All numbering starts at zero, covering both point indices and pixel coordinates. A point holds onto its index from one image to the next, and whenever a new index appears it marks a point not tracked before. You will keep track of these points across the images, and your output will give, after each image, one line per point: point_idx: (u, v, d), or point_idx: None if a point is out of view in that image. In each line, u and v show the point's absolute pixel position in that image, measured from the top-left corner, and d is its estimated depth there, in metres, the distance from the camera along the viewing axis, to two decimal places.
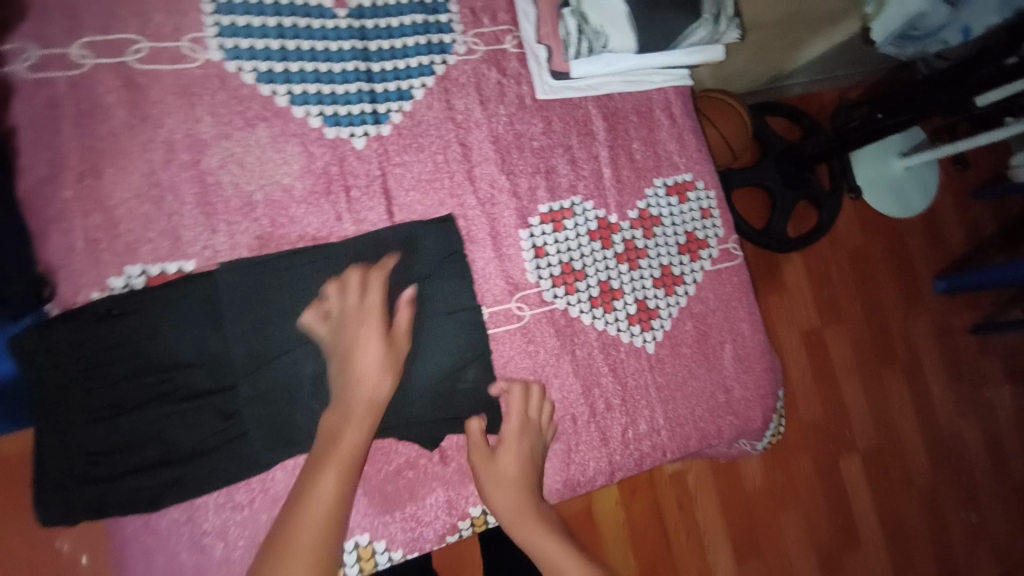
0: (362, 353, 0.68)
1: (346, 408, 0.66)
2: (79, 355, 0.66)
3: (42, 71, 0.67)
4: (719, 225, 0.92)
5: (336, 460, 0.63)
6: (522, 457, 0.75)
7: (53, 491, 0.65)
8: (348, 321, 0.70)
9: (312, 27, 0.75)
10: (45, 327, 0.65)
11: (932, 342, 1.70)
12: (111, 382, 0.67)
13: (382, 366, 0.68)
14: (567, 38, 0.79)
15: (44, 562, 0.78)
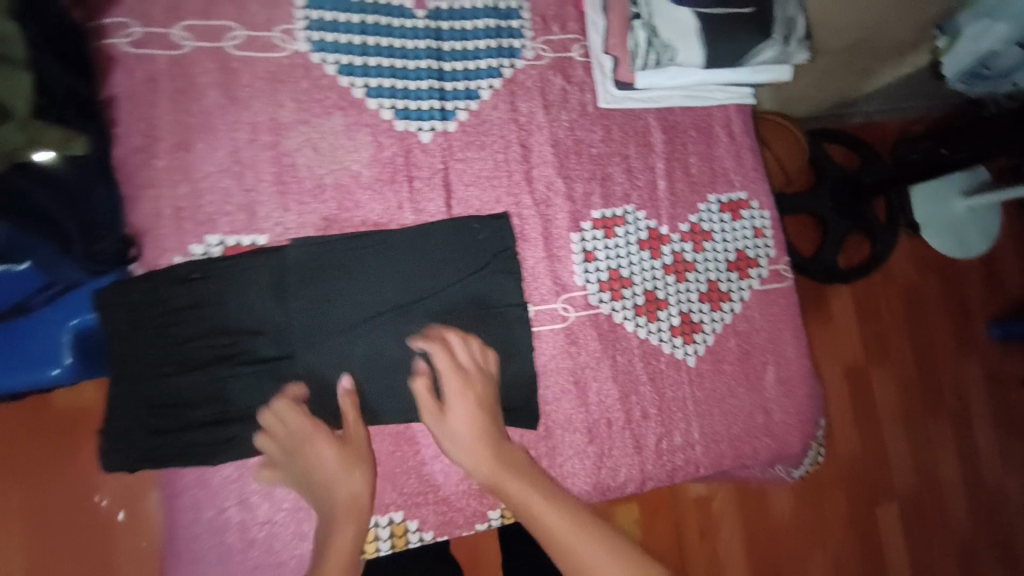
0: (320, 475, 0.69)
1: (328, 522, 0.68)
2: (157, 314, 0.71)
3: (144, 48, 0.73)
4: (770, 245, 0.92)
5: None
6: (472, 408, 0.72)
7: (121, 437, 0.71)
8: (290, 451, 0.70)
9: (391, 26, 0.80)
10: (130, 283, 0.71)
11: (983, 391, 1.63)
12: (181, 340, 0.72)
13: (345, 467, 0.69)
14: (635, 50, 0.80)
15: (82, 514, 0.99)
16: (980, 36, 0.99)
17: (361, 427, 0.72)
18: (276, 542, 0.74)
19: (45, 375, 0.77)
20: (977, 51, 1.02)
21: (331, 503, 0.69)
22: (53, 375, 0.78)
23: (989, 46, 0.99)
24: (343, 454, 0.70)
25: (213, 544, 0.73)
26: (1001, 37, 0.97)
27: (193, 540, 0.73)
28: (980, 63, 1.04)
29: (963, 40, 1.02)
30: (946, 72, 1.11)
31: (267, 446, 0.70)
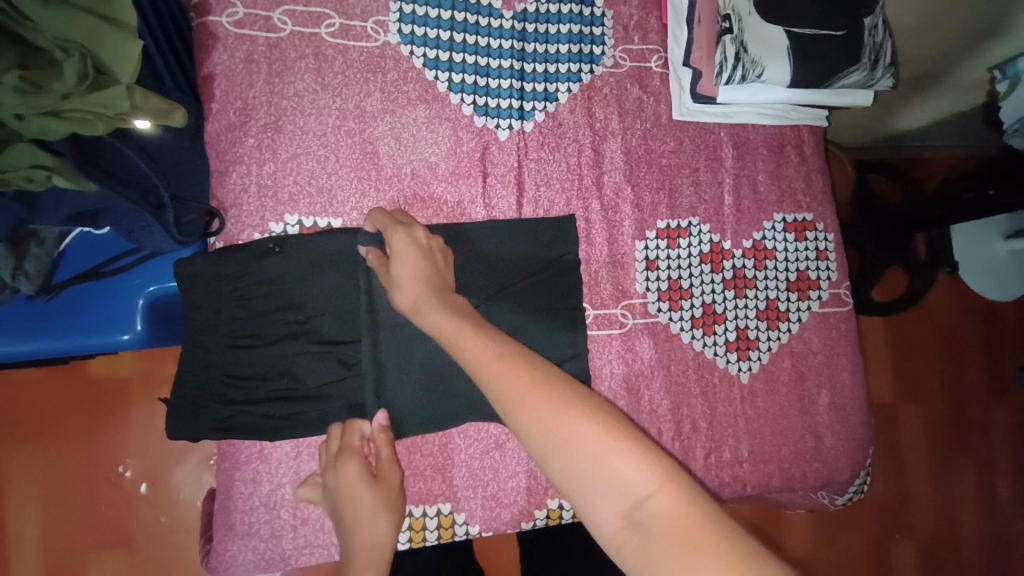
0: (347, 510, 0.69)
1: (347, 559, 0.69)
2: (232, 285, 0.72)
3: (244, 28, 0.75)
4: (832, 269, 0.91)
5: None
6: (411, 257, 0.68)
7: (189, 404, 0.72)
8: (327, 469, 0.72)
9: (479, 24, 0.82)
10: (217, 254, 0.71)
11: (1012, 439, 1.59)
12: (256, 314, 0.74)
13: (373, 506, 0.70)
14: (722, 63, 0.77)
15: (110, 483, 1.05)
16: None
17: (393, 468, 0.73)
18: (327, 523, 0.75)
19: (110, 341, 0.77)
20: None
21: (353, 542, 0.69)
22: (119, 342, 0.78)
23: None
24: (371, 489, 0.70)
25: (268, 519, 0.74)
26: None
27: (248, 513, 0.73)
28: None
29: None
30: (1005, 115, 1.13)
31: (322, 460, 0.74)
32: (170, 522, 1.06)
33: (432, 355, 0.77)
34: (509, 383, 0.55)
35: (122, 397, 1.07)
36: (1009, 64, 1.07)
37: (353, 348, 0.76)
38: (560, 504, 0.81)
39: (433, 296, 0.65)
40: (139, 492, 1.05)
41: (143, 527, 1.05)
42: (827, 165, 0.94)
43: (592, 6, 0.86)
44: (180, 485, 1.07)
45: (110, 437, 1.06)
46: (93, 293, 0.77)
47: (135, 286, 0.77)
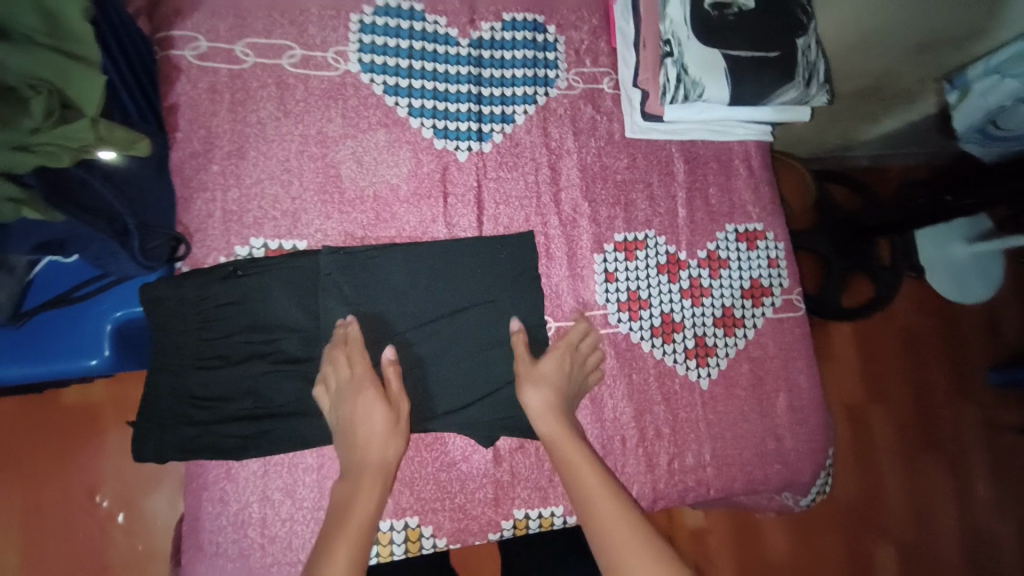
0: (364, 426, 0.69)
1: (355, 476, 0.68)
2: (199, 309, 0.74)
3: (207, 60, 0.78)
4: (784, 275, 0.95)
5: (352, 531, 0.62)
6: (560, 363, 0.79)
7: (154, 427, 0.73)
8: (347, 385, 0.72)
9: (437, 52, 0.86)
10: (179, 278, 0.73)
11: (981, 438, 1.63)
12: (220, 335, 0.75)
13: (387, 427, 0.70)
14: (666, 85, 0.83)
15: (86, 513, 1.04)
16: (988, 91, 1.03)
17: (405, 399, 0.74)
18: (295, 540, 0.75)
19: (77, 366, 0.78)
20: (988, 105, 1.05)
21: (362, 463, 0.68)
22: (87, 367, 0.78)
23: (997, 101, 1.02)
24: (388, 412, 0.71)
25: (235, 538, 0.74)
26: (1010, 93, 0.99)
27: (217, 533, 0.74)
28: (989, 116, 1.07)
29: (972, 95, 1.06)
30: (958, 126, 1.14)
31: (336, 373, 0.73)
32: (148, 549, 1.05)
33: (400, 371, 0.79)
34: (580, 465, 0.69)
35: (97, 423, 1.07)
36: (957, 76, 1.09)
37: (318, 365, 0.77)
38: (527, 513, 0.81)
39: (562, 400, 0.76)
40: (116, 521, 1.04)
41: (120, 556, 1.04)
42: (776, 177, 0.98)
43: (545, 33, 0.91)
44: (156, 511, 1.06)
45: (83, 463, 1.05)
46: (61, 319, 0.78)
47: (103, 310, 0.78)
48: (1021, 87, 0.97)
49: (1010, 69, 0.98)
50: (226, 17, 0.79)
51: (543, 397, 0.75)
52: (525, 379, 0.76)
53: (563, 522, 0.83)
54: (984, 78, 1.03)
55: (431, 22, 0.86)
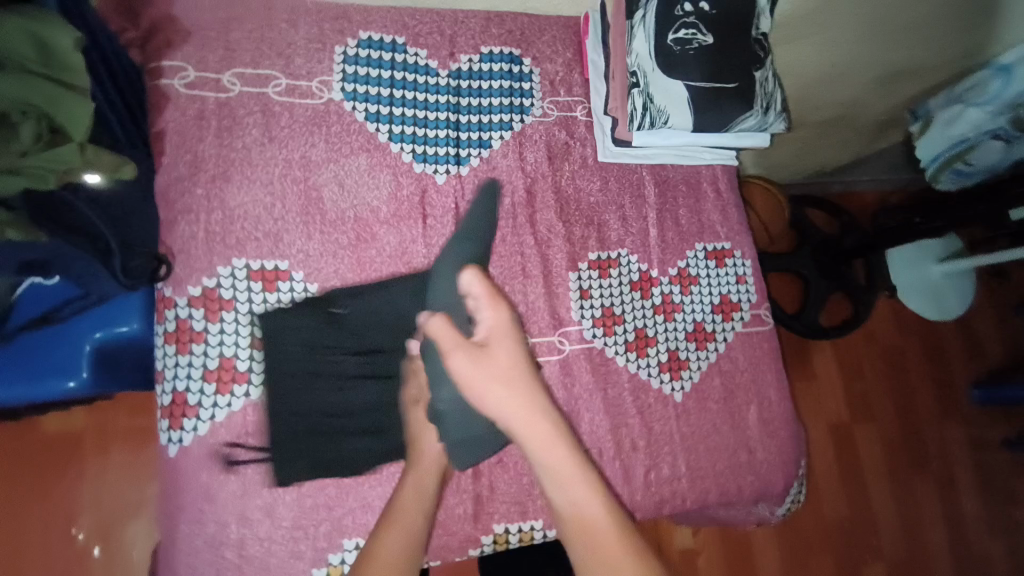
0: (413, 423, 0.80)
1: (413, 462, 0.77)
2: (304, 338, 0.79)
3: (195, 89, 0.82)
4: (752, 292, 0.99)
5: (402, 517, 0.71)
6: (510, 353, 0.78)
7: (292, 448, 0.77)
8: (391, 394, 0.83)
9: (417, 82, 0.90)
10: (290, 308, 0.80)
11: (964, 454, 1.66)
12: (339, 357, 0.81)
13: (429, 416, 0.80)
14: (633, 112, 0.87)
15: (64, 542, 1.07)
16: (952, 120, 1.13)
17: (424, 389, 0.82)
18: (272, 560, 0.75)
19: (56, 388, 0.78)
20: (950, 136, 1.15)
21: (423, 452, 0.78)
22: (66, 389, 0.79)
23: (961, 131, 1.12)
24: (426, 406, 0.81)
25: (212, 559, 0.74)
26: (973, 122, 1.10)
27: (193, 553, 0.74)
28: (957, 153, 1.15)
29: (937, 123, 1.17)
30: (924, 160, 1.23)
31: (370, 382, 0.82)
32: None
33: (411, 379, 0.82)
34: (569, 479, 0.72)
35: (77, 454, 1.11)
36: (919, 107, 1.23)
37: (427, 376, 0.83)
38: (506, 528, 0.82)
39: (536, 400, 0.76)
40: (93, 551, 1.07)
41: None
42: (742, 199, 1.03)
43: (521, 64, 0.96)
44: (134, 541, 1.10)
45: (64, 494, 1.09)
46: (43, 342, 0.79)
47: (82, 333, 0.79)
48: (982, 117, 1.08)
49: (973, 99, 1.09)
50: (215, 48, 0.83)
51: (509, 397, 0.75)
52: (482, 378, 0.75)
53: (542, 536, 0.84)
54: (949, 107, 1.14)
55: (411, 54, 0.91)
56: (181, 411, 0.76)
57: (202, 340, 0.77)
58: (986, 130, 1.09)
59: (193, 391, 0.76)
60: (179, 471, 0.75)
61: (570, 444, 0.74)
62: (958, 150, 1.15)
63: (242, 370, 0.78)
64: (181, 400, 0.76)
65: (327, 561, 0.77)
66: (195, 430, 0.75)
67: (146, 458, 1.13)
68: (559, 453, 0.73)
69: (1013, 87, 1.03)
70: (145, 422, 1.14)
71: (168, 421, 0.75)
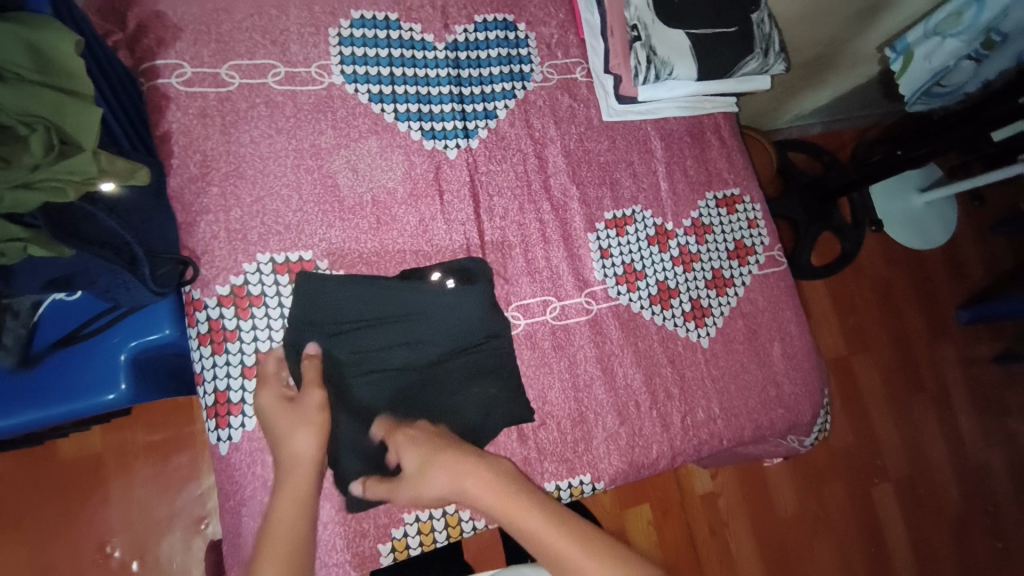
0: (278, 443, 0.69)
1: (281, 485, 0.67)
2: (337, 356, 0.76)
3: (194, 86, 0.80)
4: (764, 235, 1.02)
5: (281, 548, 0.62)
6: (429, 443, 0.71)
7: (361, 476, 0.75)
8: (271, 424, 0.71)
9: (416, 58, 0.89)
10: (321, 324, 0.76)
11: (959, 372, 1.75)
12: (384, 369, 0.78)
13: (304, 429, 0.70)
14: (637, 67, 0.87)
15: (102, 563, 1.08)
16: (931, 53, 1.17)
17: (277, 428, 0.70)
18: (338, 542, 0.76)
19: (95, 402, 0.78)
20: (931, 67, 1.19)
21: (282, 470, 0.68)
22: (105, 402, 0.78)
23: (942, 61, 1.17)
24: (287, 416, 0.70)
25: None
26: (951, 52, 1.14)
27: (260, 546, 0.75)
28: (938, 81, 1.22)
29: (916, 59, 1.19)
30: (905, 91, 1.28)
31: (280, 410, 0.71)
32: None
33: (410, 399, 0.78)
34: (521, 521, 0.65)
35: (99, 476, 1.11)
36: (898, 41, 1.21)
37: (469, 371, 0.81)
38: (557, 485, 0.84)
39: (470, 467, 0.69)
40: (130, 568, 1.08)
41: None
42: (744, 145, 1.05)
43: (516, 30, 0.95)
44: (171, 554, 1.11)
45: (90, 516, 1.10)
46: (73, 358, 0.78)
47: (114, 344, 0.78)
48: (960, 46, 1.13)
49: (950, 31, 1.11)
50: (208, 42, 0.81)
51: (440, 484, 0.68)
52: (412, 478, 0.69)
53: (592, 488, 0.86)
54: (927, 41, 1.16)
55: (406, 29, 0.90)
56: (226, 409, 0.76)
57: (236, 338, 0.77)
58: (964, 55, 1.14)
59: (234, 389, 0.76)
60: (234, 469, 0.76)
61: (516, 491, 0.68)
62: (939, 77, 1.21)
63: None
64: (224, 398, 0.76)
65: (391, 537, 0.78)
66: (243, 425, 0.76)
67: (170, 472, 1.14)
68: (508, 503, 0.67)
69: (986, 13, 1.05)
70: (164, 437, 1.15)
71: (215, 421, 0.76)
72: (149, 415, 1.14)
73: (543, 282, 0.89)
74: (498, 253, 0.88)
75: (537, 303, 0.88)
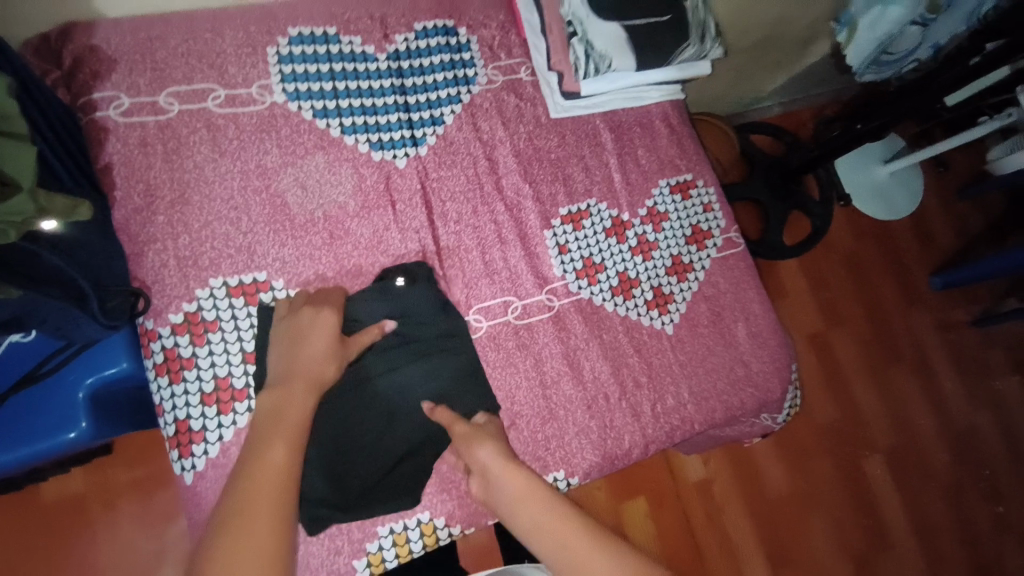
0: (309, 341, 0.72)
1: (290, 377, 0.68)
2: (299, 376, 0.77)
3: (132, 116, 0.80)
4: (720, 218, 1.03)
5: (286, 430, 0.63)
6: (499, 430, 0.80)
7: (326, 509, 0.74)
8: (307, 319, 0.74)
9: (357, 70, 0.89)
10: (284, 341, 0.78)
11: (936, 337, 1.77)
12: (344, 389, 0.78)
13: (330, 352, 0.72)
14: (576, 62, 0.89)
15: None
16: (874, 23, 1.19)
17: (317, 329, 0.73)
18: (313, 559, 0.75)
19: (58, 441, 0.77)
20: (875, 36, 1.21)
21: (301, 371, 0.69)
22: (69, 441, 0.77)
23: (885, 30, 1.18)
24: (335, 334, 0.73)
25: None
26: (895, 20, 1.15)
27: None
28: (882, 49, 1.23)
29: (860, 29, 1.22)
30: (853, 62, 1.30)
31: (320, 314, 0.74)
32: None
33: (375, 416, 0.78)
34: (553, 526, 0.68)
35: (83, 519, 1.10)
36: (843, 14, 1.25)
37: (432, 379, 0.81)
38: None
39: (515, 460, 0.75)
40: None
41: None
42: (695, 130, 1.06)
43: (457, 35, 0.95)
44: None
45: (78, 560, 1.08)
46: (33, 400, 0.77)
47: (72, 381, 0.77)
48: (903, 14, 1.13)
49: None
50: (143, 70, 0.81)
51: (495, 450, 0.76)
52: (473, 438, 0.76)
53: (567, 485, 0.86)
54: (869, 11, 1.18)
55: (346, 43, 0.90)
56: (189, 437, 0.75)
57: (193, 365, 0.77)
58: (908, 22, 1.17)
59: (196, 416, 0.76)
60: (202, 497, 0.75)
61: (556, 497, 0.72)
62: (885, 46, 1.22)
63: (241, 386, 0.78)
64: (185, 427, 0.75)
65: (366, 550, 0.77)
66: (207, 452, 0.76)
67: (156, 507, 1.13)
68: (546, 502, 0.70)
69: None
70: (146, 472, 1.14)
71: (177, 451, 0.75)
72: (127, 453, 1.13)
73: (502, 283, 0.89)
74: (454, 258, 0.88)
75: (498, 304, 0.88)
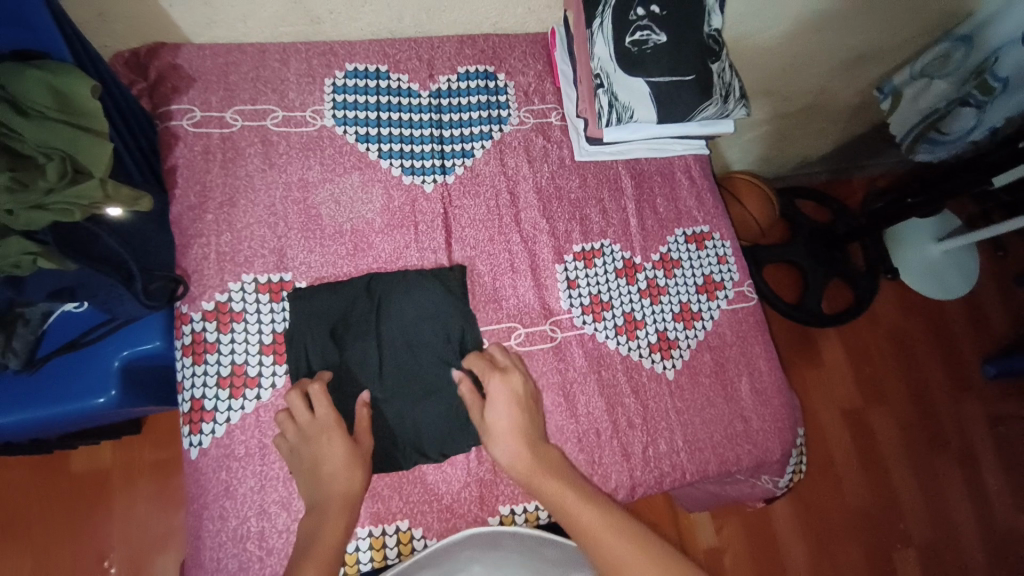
0: (321, 466, 0.76)
1: (319, 508, 0.74)
2: (322, 341, 0.85)
3: (201, 127, 0.91)
4: (734, 271, 1.04)
5: (319, 555, 0.70)
6: (511, 393, 0.83)
7: None
8: (309, 444, 0.77)
9: (401, 104, 0.99)
10: (311, 303, 0.86)
11: (984, 429, 1.65)
12: (360, 357, 0.85)
13: (348, 463, 0.77)
14: (600, 111, 0.93)
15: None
16: (918, 95, 1.20)
17: (319, 446, 0.77)
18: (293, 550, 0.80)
19: (87, 405, 0.85)
20: (920, 109, 1.23)
21: (328, 493, 0.75)
22: (96, 405, 0.85)
23: (929, 103, 1.20)
24: (343, 449, 0.77)
25: (236, 552, 0.79)
26: (940, 94, 1.17)
27: (217, 549, 0.79)
28: (927, 122, 1.23)
29: (904, 100, 1.23)
30: (897, 132, 1.30)
31: (311, 429, 0.78)
32: None
33: (385, 384, 0.85)
34: (548, 483, 0.78)
35: (105, 491, 1.18)
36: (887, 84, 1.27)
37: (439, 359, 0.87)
38: (513, 509, 0.86)
39: (522, 431, 0.82)
40: None
41: None
42: (716, 184, 1.09)
43: (496, 80, 1.04)
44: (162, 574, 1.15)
45: (92, 530, 1.15)
46: (74, 364, 0.86)
47: (111, 351, 0.86)
48: (948, 89, 1.15)
49: (937, 72, 1.15)
50: (217, 90, 0.92)
51: (501, 435, 0.81)
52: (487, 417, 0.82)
53: (547, 515, 0.87)
54: (914, 83, 1.20)
55: (395, 79, 0.99)
56: (200, 416, 0.81)
57: (215, 349, 0.83)
58: (954, 99, 1.16)
59: (209, 397, 0.82)
60: (201, 473, 0.81)
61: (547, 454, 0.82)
62: (930, 120, 1.22)
63: (253, 374, 0.84)
64: (199, 405, 0.82)
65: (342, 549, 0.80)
66: (213, 432, 0.81)
67: (170, 491, 1.19)
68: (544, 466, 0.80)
69: (974, 55, 1.10)
70: (166, 456, 1.21)
71: (188, 426, 0.81)
72: (155, 435, 1.22)
73: (508, 310, 0.93)
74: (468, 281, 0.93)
75: (503, 328, 0.92)
